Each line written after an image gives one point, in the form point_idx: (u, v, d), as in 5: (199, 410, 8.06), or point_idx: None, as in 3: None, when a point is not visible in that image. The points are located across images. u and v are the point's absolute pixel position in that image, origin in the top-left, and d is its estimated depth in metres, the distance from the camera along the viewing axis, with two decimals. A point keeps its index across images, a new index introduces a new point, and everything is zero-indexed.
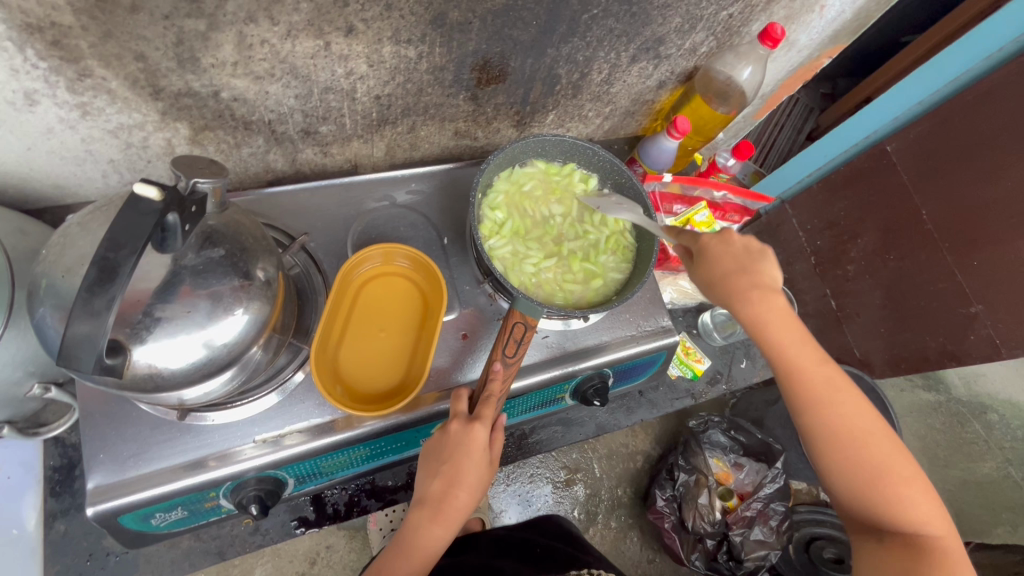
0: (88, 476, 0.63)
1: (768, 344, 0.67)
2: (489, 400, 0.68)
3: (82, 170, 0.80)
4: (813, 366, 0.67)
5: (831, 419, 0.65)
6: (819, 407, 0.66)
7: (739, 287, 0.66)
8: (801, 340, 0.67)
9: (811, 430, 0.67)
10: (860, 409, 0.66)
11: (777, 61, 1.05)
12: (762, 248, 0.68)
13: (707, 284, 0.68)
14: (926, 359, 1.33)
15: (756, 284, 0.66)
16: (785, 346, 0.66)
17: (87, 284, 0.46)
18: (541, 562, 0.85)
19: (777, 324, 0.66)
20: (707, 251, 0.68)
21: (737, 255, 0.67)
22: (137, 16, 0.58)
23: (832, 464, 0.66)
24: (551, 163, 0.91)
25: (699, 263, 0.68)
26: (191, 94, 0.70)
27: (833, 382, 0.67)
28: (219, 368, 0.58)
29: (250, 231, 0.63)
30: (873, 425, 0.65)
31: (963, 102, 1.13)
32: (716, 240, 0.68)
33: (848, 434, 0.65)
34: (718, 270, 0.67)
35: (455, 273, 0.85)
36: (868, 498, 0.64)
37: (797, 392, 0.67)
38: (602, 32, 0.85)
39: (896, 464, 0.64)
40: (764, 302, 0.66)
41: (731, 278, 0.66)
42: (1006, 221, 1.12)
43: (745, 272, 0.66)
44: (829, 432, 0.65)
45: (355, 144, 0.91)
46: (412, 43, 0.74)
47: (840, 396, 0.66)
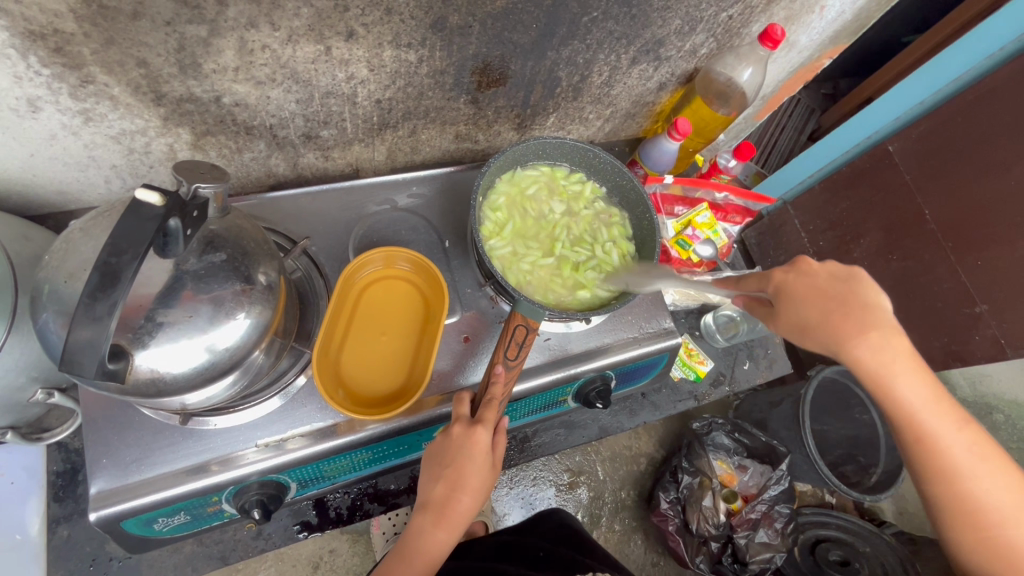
0: (91, 481, 0.63)
1: (892, 405, 0.56)
2: (492, 403, 0.68)
3: (85, 176, 0.80)
4: (949, 429, 0.57)
5: (968, 492, 0.57)
6: (956, 479, 0.57)
7: (857, 338, 0.53)
8: (933, 398, 0.57)
9: (942, 503, 0.59)
10: (1002, 478, 0.57)
11: (778, 62, 1.05)
12: (852, 270, 0.55)
13: (797, 328, 0.55)
14: (931, 359, 1.31)
15: (877, 327, 0.53)
16: (916, 409, 0.56)
17: (90, 289, 0.46)
18: (542, 568, 0.84)
19: (910, 382, 0.55)
20: (786, 289, 0.56)
21: (830, 291, 0.54)
22: (140, 22, 0.58)
23: (964, 538, 0.59)
24: (556, 167, 0.91)
25: (782, 306, 0.56)
26: (192, 100, 0.71)
27: (974, 448, 0.57)
28: (221, 372, 0.58)
29: (252, 235, 0.63)
30: (1016, 496, 0.57)
31: (964, 102, 1.14)
32: (794, 274, 0.57)
33: (987, 508, 0.57)
34: (818, 318, 0.54)
35: (456, 276, 0.85)
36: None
37: (930, 460, 0.58)
38: (602, 35, 0.85)
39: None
40: (889, 354, 0.54)
41: (842, 325, 0.53)
42: (1010, 220, 1.11)
43: (859, 318, 0.53)
44: (964, 504, 0.58)
45: (356, 148, 0.91)
46: (413, 47, 0.74)
47: (982, 466, 0.57)
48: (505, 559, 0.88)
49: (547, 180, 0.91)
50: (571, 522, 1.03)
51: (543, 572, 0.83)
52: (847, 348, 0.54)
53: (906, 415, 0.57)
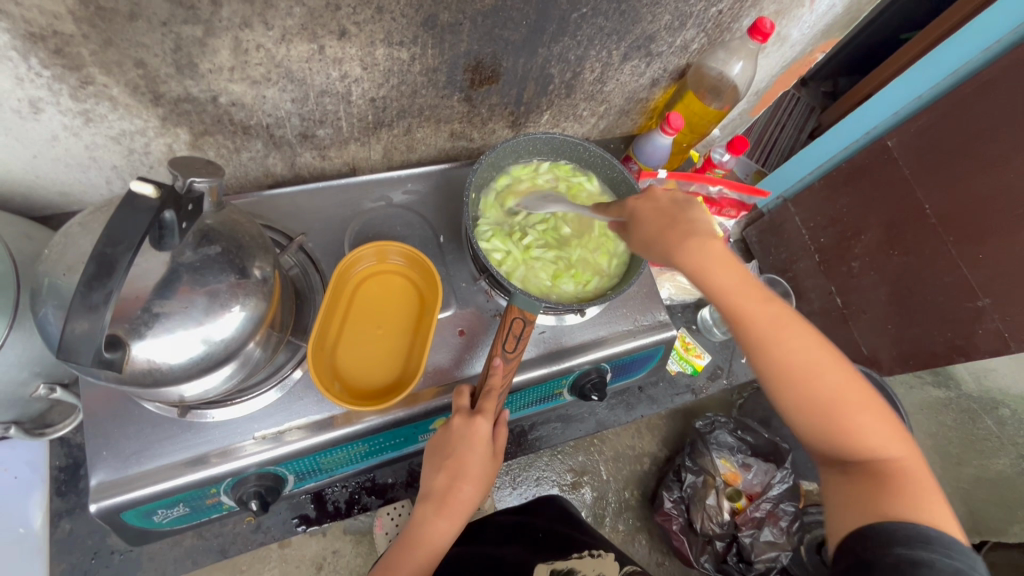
0: (91, 473, 0.64)
1: (716, 295, 0.61)
2: (491, 394, 0.69)
3: (87, 177, 0.82)
4: (760, 306, 0.61)
5: (784, 360, 0.60)
6: (774, 347, 0.60)
7: (676, 240, 0.62)
8: (741, 281, 0.61)
9: (761, 372, 0.62)
10: (807, 342, 0.61)
11: (770, 56, 1.05)
12: (688, 199, 0.67)
13: (646, 243, 0.65)
14: (934, 355, 1.30)
15: (695, 233, 0.62)
16: (732, 294, 0.60)
17: (86, 279, 0.47)
18: (542, 548, 0.84)
19: (721, 268, 0.61)
20: (636, 212, 0.68)
21: (669, 210, 0.66)
22: (137, 24, 0.60)
23: (789, 402, 0.61)
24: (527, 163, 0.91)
25: (633, 227, 0.67)
26: (190, 100, 0.72)
27: (776, 315, 0.61)
28: (218, 363, 0.60)
29: (247, 230, 0.64)
30: (822, 357, 0.60)
31: (962, 95, 1.14)
32: (642, 200, 0.69)
33: (798, 369, 0.60)
34: (651, 229, 0.65)
35: (451, 271, 0.86)
36: (828, 432, 0.60)
37: (747, 337, 0.61)
38: (592, 31, 0.86)
39: (850, 392, 0.60)
40: (697, 242, 0.61)
41: (666, 233, 0.63)
42: (1010, 212, 1.12)
43: (685, 228, 0.63)
44: (777, 370, 0.60)
45: (352, 147, 0.93)
46: (405, 45, 0.75)
47: (787, 331, 0.60)
48: (504, 540, 0.89)
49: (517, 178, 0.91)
50: (569, 508, 1.01)
51: (541, 554, 0.82)
52: (674, 252, 0.62)
53: (726, 300, 0.61)
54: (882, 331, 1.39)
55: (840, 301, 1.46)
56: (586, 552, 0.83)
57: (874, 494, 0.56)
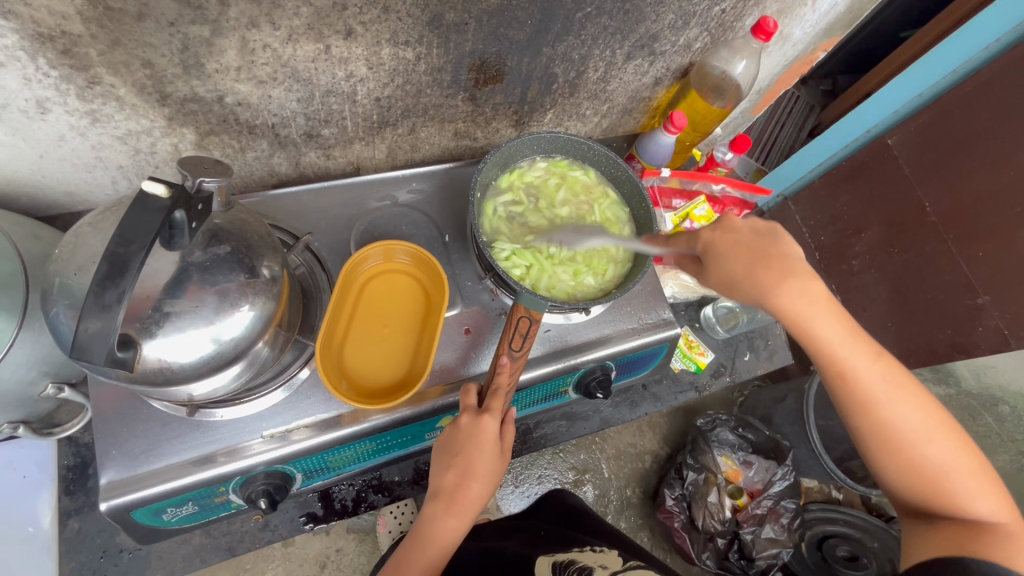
0: (101, 473, 0.64)
1: (816, 345, 0.65)
2: (498, 393, 0.69)
3: (92, 177, 0.82)
4: (866, 361, 0.65)
5: (884, 414, 0.64)
6: (874, 401, 0.64)
7: (773, 283, 0.64)
8: (851, 336, 0.65)
9: (860, 424, 0.66)
10: (915, 402, 0.65)
11: (772, 55, 1.06)
12: (770, 228, 0.69)
13: (725, 282, 0.68)
14: (935, 353, 1.30)
15: (795, 275, 0.65)
16: (832, 346, 0.65)
17: (98, 279, 0.47)
18: (543, 544, 0.85)
19: (823, 318, 0.64)
20: (712, 246, 0.69)
21: (761, 248, 0.67)
22: (144, 23, 0.60)
23: (885, 455, 0.66)
24: (519, 166, 0.91)
25: (710, 262, 0.69)
26: (196, 100, 0.72)
27: (889, 373, 0.65)
28: (228, 362, 0.60)
29: (255, 229, 0.65)
30: (924, 418, 0.64)
31: (961, 94, 1.15)
32: (720, 232, 0.70)
33: (897, 425, 0.64)
34: (735, 267, 0.66)
35: (457, 269, 0.86)
36: (923, 485, 0.64)
37: (849, 390, 0.65)
38: (596, 30, 0.86)
39: (952, 452, 0.64)
40: (805, 291, 0.64)
41: (759, 274, 0.65)
42: (1009, 210, 1.12)
43: (779, 269, 0.65)
44: (877, 423, 0.65)
45: (357, 147, 0.93)
46: (410, 44, 0.76)
47: (895, 391, 0.65)
48: (504, 535, 0.90)
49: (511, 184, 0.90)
50: (577, 504, 1.02)
51: (542, 548, 0.83)
52: (770, 298, 0.65)
53: (823, 350, 0.65)
54: (883, 329, 1.39)
55: (840, 299, 1.47)
56: (588, 547, 0.84)
57: (964, 539, 0.61)
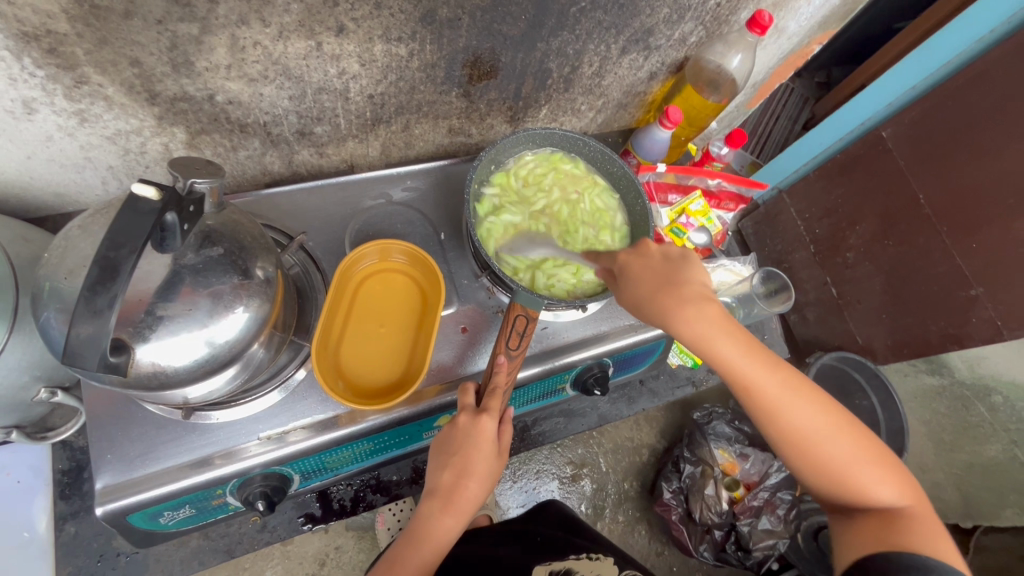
0: (96, 477, 0.64)
1: (721, 365, 0.64)
2: (495, 393, 0.69)
3: (82, 177, 0.81)
4: (766, 375, 0.64)
5: (790, 422, 0.64)
6: (779, 410, 0.64)
7: (671, 307, 0.64)
8: (747, 351, 0.64)
9: (771, 435, 0.66)
10: (813, 405, 0.65)
11: (767, 48, 1.05)
12: (683, 254, 0.69)
13: (635, 304, 0.67)
14: (928, 344, 1.32)
15: (689, 299, 0.64)
16: (736, 364, 0.64)
17: (89, 283, 0.46)
18: (542, 552, 0.84)
19: (721, 337, 0.63)
20: (628, 269, 0.69)
21: (664, 272, 0.67)
22: (132, 22, 0.59)
23: (798, 459, 0.66)
24: (506, 167, 0.89)
25: (623, 283, 0.69)
26: (186, 99, 0.71)
27: (783, 380, 0.65)
28: (222, 365, 0.59)
29: (248, 230, 0.64)
30: (824, 419, 0.65)
31: (956, 86, 1.15)
32: (634, 256, 0.71)
33: (805, 430, 0.64)
34: (643, 292, 0.66)
35: (453, 267, 0.86)
36: (834, 484, 0.65)
37: (757, 404, 0.65)
38: (590, 25, 0.86)
39: (854, 448, 0.65)
40: (697, 312, 0.64)
41: (662, 299, 0.64)
42: (1002, 202, 1.12)
43: (677, 292, 0.64)
44: (785, 431, 0.65)
45: (350, 144, 0.92)
46: (403, 41, 0.75)
47: (796, 398, 0.65)
48: (505, 539, 0.90)
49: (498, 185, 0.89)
50: (568, 511, 1.01)
51: (541, 557, 0.83)
52: (672, 320, 0.64)
53: (729, 369, 0.64)
54: (877, 321, 1.41)
55: (836, 291, 1.48)
56: (583, 555, 0.84)
57: (883, 534, 0.61)
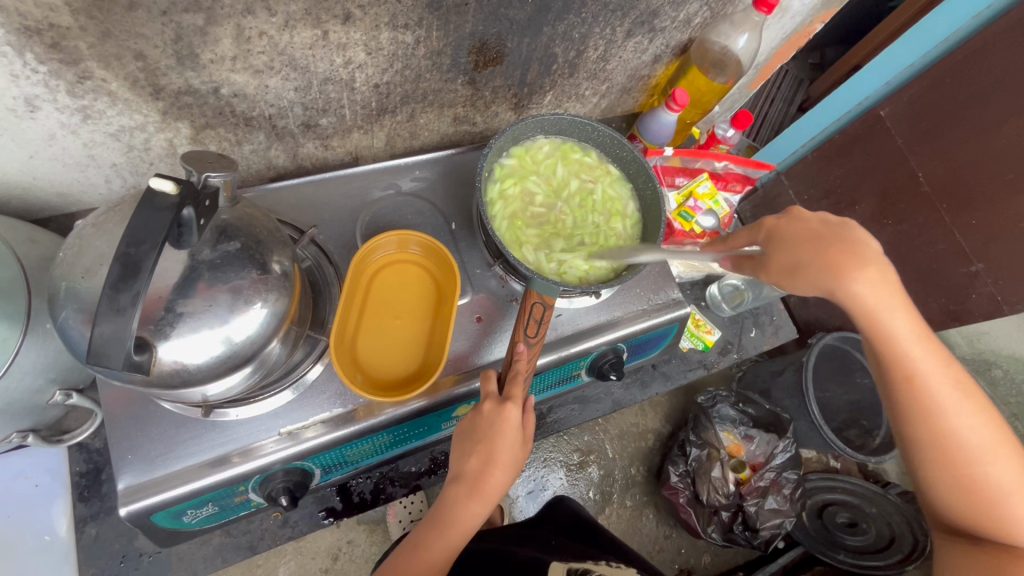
0: (118, 478, 0.63)
1: (885, 338, 0.62)
2: (517, 379, 0.68)
3: (85, 176, 0.79)
4: (937, 368, 0.62)
5: (952, 426, 0.61)
6: (939, 411, 0.61)
7: (850, 275, 0.60)
8: (921, 338, 0.62)
9: (915, 438, 0.63)
10: (985, 422, 0.61)
11: (772, 27, 1.04)
12: (844, 221, 0.63)
13: (793, 266, 0.63)
14: (930, 321, 1.35)
15: (875, 266, 0.60)
16: (902, 343, 0.62)
17: (111, 281, 0.45)
18: (558, 552, 0.84)
19: (896, 311, 0.61)
20: (777, 233, 0.67)
21: (822, 235, 0.63)
22: (136, 13, 0.58)
23: (944, 467, 0.62)
24: (523, 148, 0.89)
25: (772, 248, 0.66)
26: (191, 92, 0.70)
27: (959, 381, 0.62)
28: (242, 362, 0.59)
29: (263, 224, 0.63)
30: (990, 443, 0.61)
31: (953, 63, 1.14)
32: (785, 220, 0.67)
33: (965, 438, 0.61)
34: (803, 256, 0.62)
35: (465, 257, 0.85)
36: (977, 509, 0.62)
37: (916, 393, 0.62)
38: (596, 8, 0.85)
39: (1018, 481, 0.60)
40: (882, 284, 0.60)
41: (831, 257, 0.60)
42: (1000, 178, 1.14)
43: (858, 258, 0.60)
44: (940, 438, 0.62)
45: (355, 136, 0.91)
46: (410, 28, 0.74)
47: (966, 406, 0.61)
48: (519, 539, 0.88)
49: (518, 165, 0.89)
50: (589, 518, 1.01)
51: (556, 555, 0.82)
52: (841, 284, 0.60)
53: (898, 350, 0.62)
54: None
55: None
56: (603, 561, 0.83)
57: (1007, 568, 0.59)
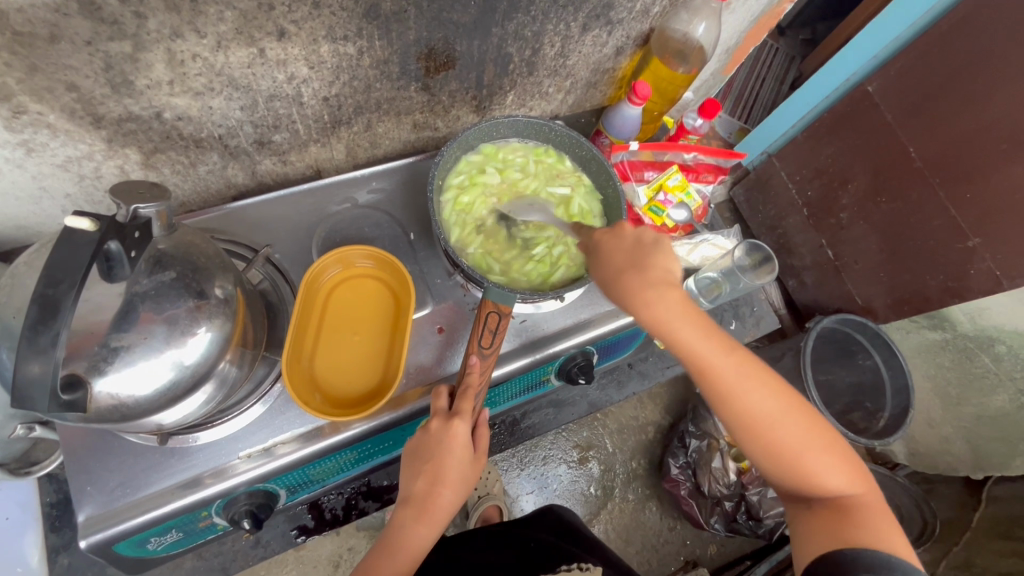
0: (78, 510, 0.63)
1: (682, 353, 0.62)
2: (467, 394, 0.68)
3: (41, 208, 0.79)
4: (729, 363, 0.62)
5: (748, 413, 0.62)
6: (740, 399, 0.62)
7: (635, 287, 0.62)
8: (707, 335, 0.62)
9: (732, 426, 0.64)
10: (774, 397, 0.63)
11: (736, 11, 1.01)
12: (654, 240, 0.66)
13: (605, 282, 0.66)
14: (928, 299, 1.29)
15: (652, 283, 0.62)
16: (692, 347, 0.61)
17: (30, 323, 0.45)
18: (534, 564, 0.83)
19: (681, 319, 0.61)
20: (601, 249, 0.68)
21: (632, 255, 0.65)
22: (59, 45, 0.57)
23: (755, 449, 0.64)
24: (492, 145, 0.88)
25: (596, 262, 0.68)
26: (132, 119, 0.70)
27: (745, 369, 0.63)
28: (188, 390, 0.58)
29: (203, 250, 0.63)
30: (785, 414, 0.63)
31: (939, 32, 1.11)
32: (609, 236, 0.68)
33: (761, 418, 0.62)
34: (611, 269, 0.65)
35: (424, 267, 0.84)
36: (793, 475, 0.63)
37: (714, 390, 0.63)
38: (546, 5, 0.82)
39: (813, 440, 0.63)
40: (662, 298, 0.62)
41: (628, 280, 0.63)
42: (996, 147, 1.08)
43: (642, 274, 0.63)
44: (747, 420, 0.62)
45: (313, 149, 0.90)
46: (350, 39, 0.72)
47: (754, 386, 0.63)
48: (496, 548, 0.89)
49: (488, 165, 0.88)
50: (567, 516, 1.02)
51: (531, 569, 0.83)
52: (631, 300, 0.63)
53: (686, 352, 0.62)
54: (874, 280, 1.39)
55: (832, 253, 1.47)
56: (574, 563, 0.82)
57: (837, 528, 0.61)
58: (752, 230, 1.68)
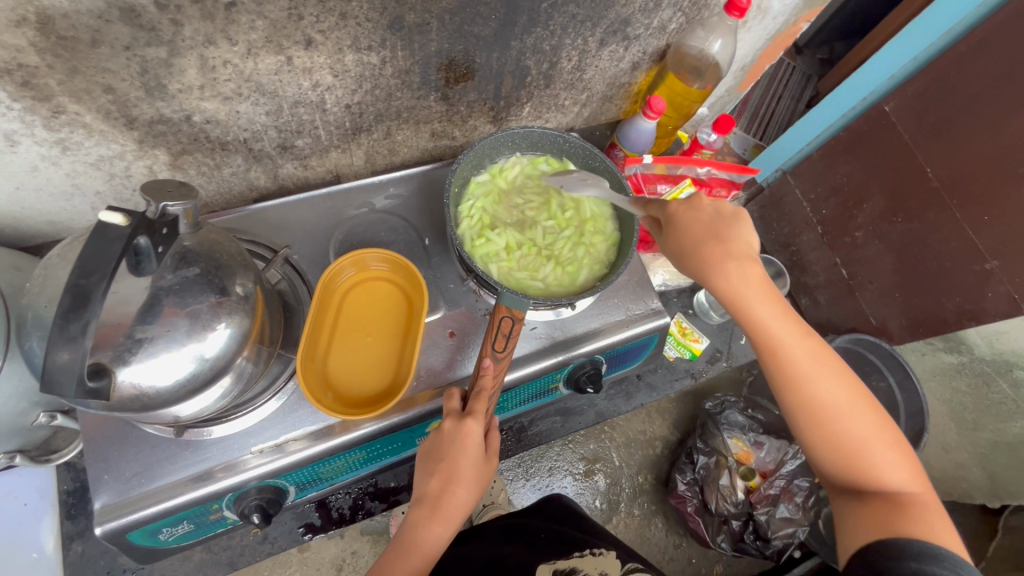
0: (94, 498, 0.65)
1: (754, 324, 0.65)
2: (481, 394, 0.69)
3: (72, 205, 0.82)
4: (798, 341, 0.65)
5: (813, 393, 0.64)
6: (803, 377, 0.64)
7: (714, 260, 0.64)
8: (780, 313, 0.65)
9: (791, 401, 0.66)
10: (837, 380, 0.65)
11: (752, 29, 1.03)
12: (736, 212, 0.67)
13: (677, 254, 0.66)
14: (944, 321, 1.28)
15: (732, 258, 0.64)
16: (764, 320, 0.64)
17: (62, 311, 0.47)
18: (548, 551, 0.84)
19: (758, 294, 0.64)
20: (675, 219, 0.67)
21: (711, 227, 0.66)
22: (100, 49, 0.60)
23: (814, 428, 0.65)
24: (495, 166, 0.90)
25: (668, 236, 0.68)
26: (164, 121, 0.72)
27: (813, 349, 0.65)
28: (206, 382, 0.60)
29: (226, 248, 0.65)
30: (846, 398, 0.64)
31: (958, 54, 1.11)
32: (684, 207, 0.67)
33: (823, 397, 0.64)
34: (686, 241, 0.65)
35: (438, 272, 0.86)
36: (843, 459, 0.64)
37: (780, 366, 0.65)
38: (564, 20, 0.84)
39: (870, 428, 0.64)
40: (741, 271, 0.64)
41: (707, 251, 0.65)
42: (1014, 169, 1.07)
43: (723, 247, 0.64)
44: (807, 398, 0.64)
45: (334, 155, 0.92)
46: (374, 49, 0.75)
47: (821, 367, 0.65)
48: (506, 541, 0.89)
49: (495, 184, 0.90)
50: (570, 504, 1.01)
51: (545, 556, 0.83)
52: (710, 271, 0.64)
53: (758, 327, 0.65)
54: (890, 300, 1.38)
55: (846, 271, 1.46)
56: (587, 551, 0.85)
57: (886, 515, 0.60)
58: (766, 247, 1.67)
